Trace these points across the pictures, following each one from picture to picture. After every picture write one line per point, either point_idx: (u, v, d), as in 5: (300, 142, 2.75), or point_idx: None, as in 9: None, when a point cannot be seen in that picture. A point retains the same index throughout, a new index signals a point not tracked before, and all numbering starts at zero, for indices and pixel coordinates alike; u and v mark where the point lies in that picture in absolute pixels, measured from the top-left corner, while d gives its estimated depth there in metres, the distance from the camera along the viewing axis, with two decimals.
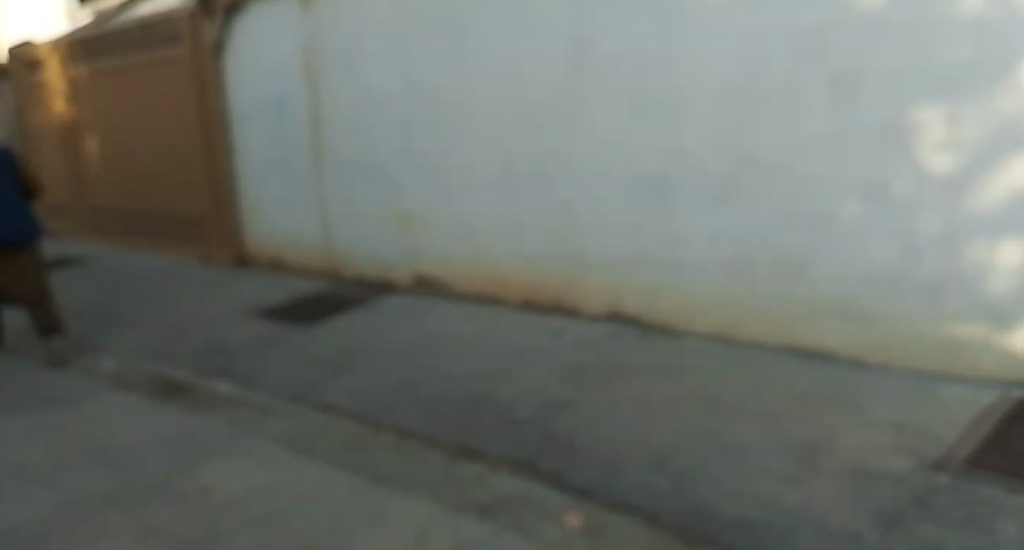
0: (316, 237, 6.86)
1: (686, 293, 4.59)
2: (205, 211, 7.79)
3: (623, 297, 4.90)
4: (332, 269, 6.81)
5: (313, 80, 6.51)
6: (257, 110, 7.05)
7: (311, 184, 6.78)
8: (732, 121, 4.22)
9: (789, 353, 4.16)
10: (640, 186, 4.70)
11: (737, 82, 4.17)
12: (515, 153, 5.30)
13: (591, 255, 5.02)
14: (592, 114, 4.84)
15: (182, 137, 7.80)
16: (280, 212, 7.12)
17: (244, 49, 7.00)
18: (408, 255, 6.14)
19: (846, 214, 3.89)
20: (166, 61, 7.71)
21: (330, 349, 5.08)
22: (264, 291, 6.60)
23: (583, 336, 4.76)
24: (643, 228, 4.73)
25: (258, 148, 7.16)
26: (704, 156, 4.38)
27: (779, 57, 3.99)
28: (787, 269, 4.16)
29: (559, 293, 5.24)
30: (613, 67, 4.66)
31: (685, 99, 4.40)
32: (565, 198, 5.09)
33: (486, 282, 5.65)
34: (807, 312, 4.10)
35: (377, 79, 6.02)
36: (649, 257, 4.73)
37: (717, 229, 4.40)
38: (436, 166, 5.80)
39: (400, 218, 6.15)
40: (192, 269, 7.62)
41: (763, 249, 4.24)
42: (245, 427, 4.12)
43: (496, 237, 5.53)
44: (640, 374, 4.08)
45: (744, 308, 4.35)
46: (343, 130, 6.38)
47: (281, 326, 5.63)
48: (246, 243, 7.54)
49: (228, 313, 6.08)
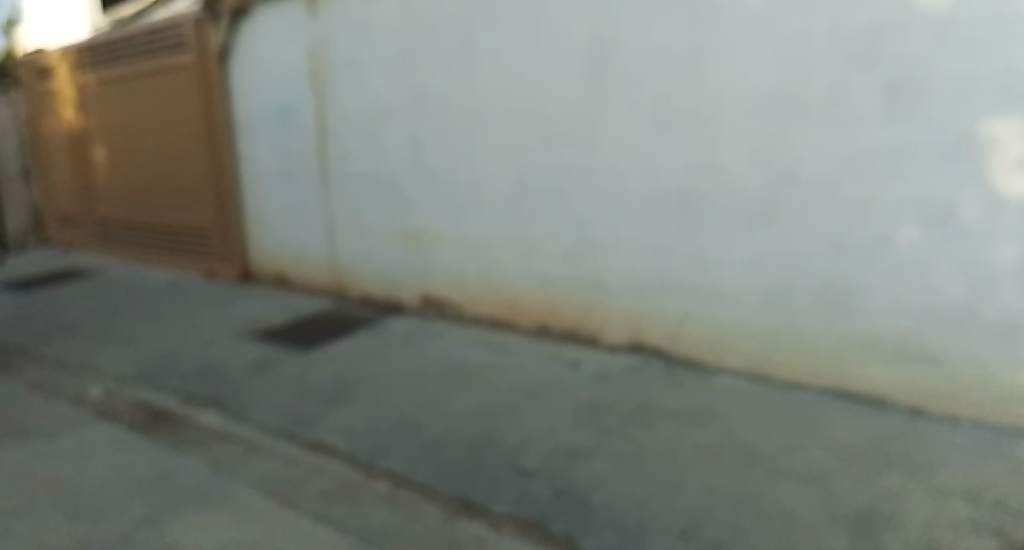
0: (322, 254, 6.48)
1: (716, 325, 4.14)
2: (208, 225, 7.45)
3: (646, 326, 4.46)
4: (338, 288, 6.42)
5: (320, 89, 6.16)
6: (264, 120, 6.71)
7: (317, 198, 6.42)
8: (771, 133, 3.78)
9: (833, 396, 3.69)
10: (666, 205, 4.25)
11: (777, 91, 3.72)
12: (530, 167, 4.88)
13: (611, 280, 4.59)
14: (614, 126, 4.41)
15: (187, 146, 7.48)
16: (285, 227, 6.77)
17: (250, 56, 6.67)
18: (416, 275, 5.74)
19: (902, 241, 3.43)
20: (171, 67, 7.39)
21: (326, 378, 4.69)
22: (265, 310, 6.24)
23: (601, 369, 4.32)
24: (669, 252, 4.28)
25: (263, 159, 6.82)
26: (738, 172, 3.93)
27: (826, 62, 3.54)
28: (833, 300, 3.69)
29: (576, 321, 4.81)
30: (637, 74, 4.24)
31: (718, 109, 3.95)
32: (583, 216, 4.66)
33: (498, 306, 5.23)
34: (855, 350, 3.63)
35: (386, 87, 5.64)
36: (676, 284, 4.29)
37: (752, 254, 3.95)
38: (446, 180, 5.41)
39: (409, 235, 5.75)
40: (194, 285, 7.29)
41: (805, 278, 3.77)
42: (227, 468, 3.72)
43: (509, 258, 5.11)
44: (664, 418, 3.63)
45: (782, 343, 3.89)
46: (351, 141, 6.01)
47: (279, 351, 5.26)
48: (251, 258, 7.19)
49: (225, 334, 5.71)
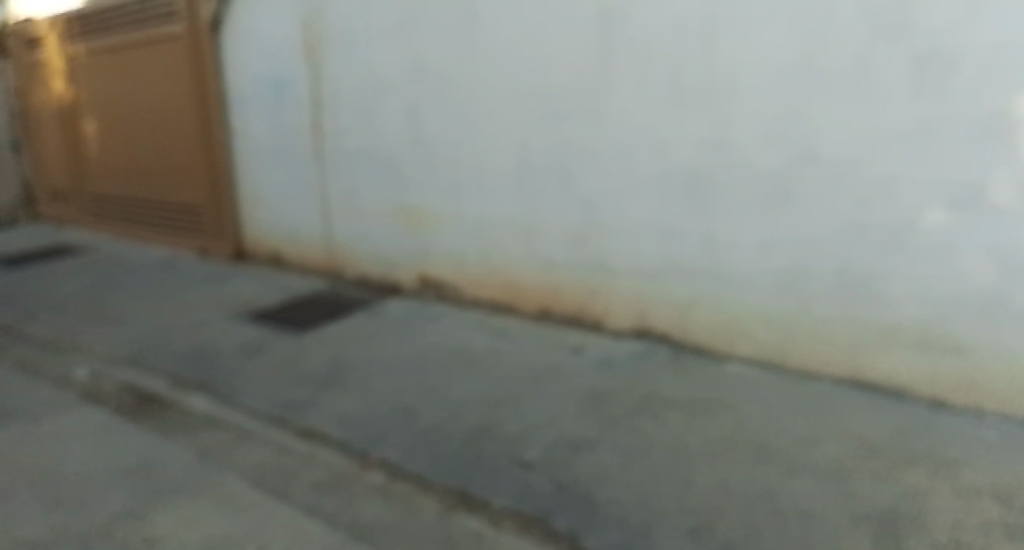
0: (317, 232, 6.30)
1: (726, 311, 3.96)
2: (201, 201, 7.25)
3: (653, 311, 4.29)
4: (333, 269, 6.24)
5: (315, 61, 5.94)
6: (257, 93, 6.49)
7: (312, 175, 6.22)
8: (789, 109, 3.59)
9: (849, 387, 3.53)
10: (676, 184, 4.07)
11: (797, 65, 3.52)
12: (533, 143, 4.68)
13: (616, 262, 4.41)
14: (622, 100, 4.20)
15: (178, 120, 7.25)
16: (279, 205, 6.57)
17: (244, 26, 6.44)
18: (414, 256, 5.56)
19: (927, 223, 3.25)
20: (161, 38, 7.14)
21: (320, 362, 4.52)
22: (258, 290, 6.06)
23: (606, 355, 4.15)
24: (679, 234, 4.10)
25: (257, 134, 6.61)
26: (752, 150, 3.74)
27: (849, 33, 3.34)
28: (850, 286, 3.52)
29: (580, 305, 4.63)
30: (647, 46, 4.03)
31: (733, 84, 3.75)
32: (589, 195, 4.47)
33: (499, 288, 5.06)
34: (874, 339, 3.47)
35: (384, 59, 5.42)
36: (684, 268, 4.11)
37: (766, 237, 3.77)
38: (446, 157, 5.21)
39: (407, 214, 5.56)
40: (186, 263, 7.10)
41: (822, 262, 3.60)
42: (214, 456, 3.56)
43: (511, 238, 4.93)
44: (672, 408, 3.47)
45: (796, 331, 3.72)
46: (348, 115, 5.80)
47: (271, 333, 5.09)
48: (244, 236, 7.00)
49: (216, 315, 5.54)
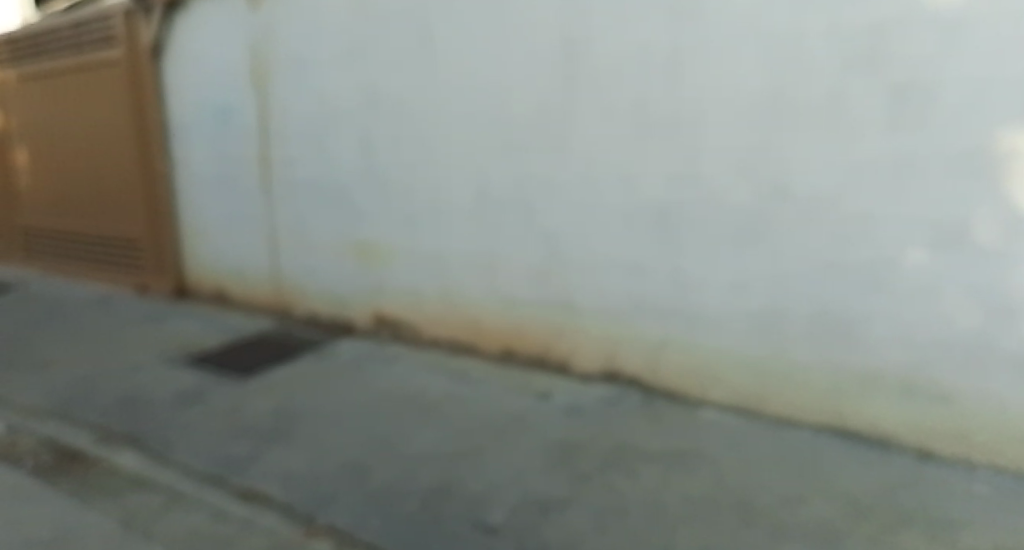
0: (265, 268, 5.95)
1: (700, 354, 3.75)
2: (137, 235, 6.83)
3: (622, 353, 4.06)
4: (281, 307, 5.89)
5: (262, 89, 5.64)
6: (201, 122, 6.16)
7: (259, 208, 5.89)
8: (762, 142, 3.41)
9: (832, 435, 3.34)
10: (644, 220, 3.86)
11: (769, 97, 3.36)
12: (494, 176, 4.45)
13: (582, 301, 4.18)
14: (586, 132, 4.00)
15: (114, 150, 6.85)
16: (224, 239, 6.22)
17: (186, 51, 6.11)
18: (369, 293, 5.26)
19: (910, 263, 3.08)
20: (97, 64, 6.75)
21: (264, 413, 4.18)
22: (200, 331, 5.68)
23: (573, 401, 3.90)
24: (648, 272, 3.89)
25: (200, 165, 6.26)
26: (724, 185, 3.56)
27: (824, 63, 3.19)
28: (830, 329, 3.33)
29: (545, 346, 4.38)
30: (612, 76, 3.85)
31: (703, 115, 3.57)
32: (553, 231, 4.24)
33: (458, 328, 4.78)
34: (856, 384, 3.28)
35: (335, 87, 5.16)
36: (654, 308, 3.89)
37: (740, 276, 3.58)
38: (401, 190, 4.95)
39: (359, 249, 5.27)
40: (123, 301, 6.67)
41: (800, 303, 3.41)
42: (141, 525, 3.20)
43: (471, 276, 4.67)
44: (646, 461, 3.23)
45: (774, 375, 3.52)
46: (297, 146, 5.51)
47: (211, 379, 4.72)
48: (186, 272, 6.61)
49: (152, 359, 5.14)
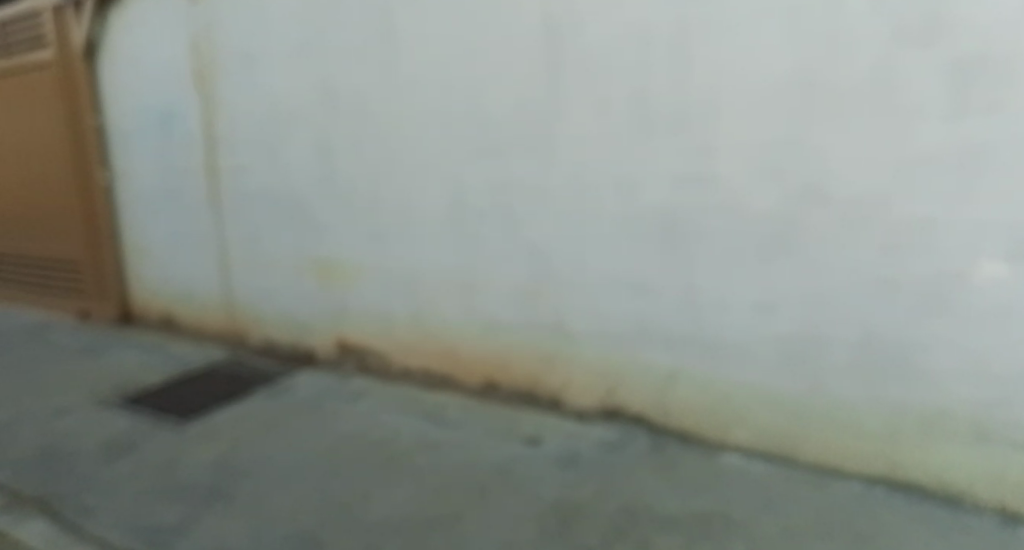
0: (216, 291, 5.30)
1: (718, 388, 3.15)
2: (76, 255, 6.15)
3: (624, 387, 3.45)
4: (235, 333, 5.24)
5: (207, 89, 5.00)
6: (141, 128, 5.50)
7: (207, 224, 5.24)
8: (788, 135, 2.82)
9: (886, 490, 2.74)
10: (647, 230, 3.25)
11: (796, 79, 2.76)
12: (468, 182, 3.83)
13: (576, 326, 3.57)
14: (574, 127, 3.39)
15: (49, 163, 6.15)
16: (171, 259, 5.56)
17: (123, 50, 5.45)
18: (330, 317, 4.62)
19: (982, 278, 2.48)
20: (27, 68, 6.05)
21: (203, 468, 3.53)
22: (142, 363, 5.01)
23: (568, 448, 3.28)
24: (653, 292, 3.28)
25: (143, 176, 5.60)
26: (742, 188, 2.96)
27: (865, 36, 2.59)
28: (879, 360, 2.73)
29: (532, 378, 3.77)
30: (604, 60, 3.24)
31: (716, 104, 2.97)
32: (539, 245, 3.63)
33: (433, 357, 4.16)
34: (915, 426, 2.68)
35: (285, 85, 4.52)
36: (661, 334, 3.29)
37: (764, 296, 2.97)
38: (363, 200, 4.31)
39: (319, 267, 4.63)
40: (62, 330, 5.98)
41: (839, 328, 2.81)
42: None
43: (445, 297, 4.04)
44: (663, 530, 2.61)
45: (810, 414, 2.92)
46: (246, 153, 4.87)
47: (147, 424, 4.07)
48: (132, 296, 5.94)
49: (82, 400, 4.48)
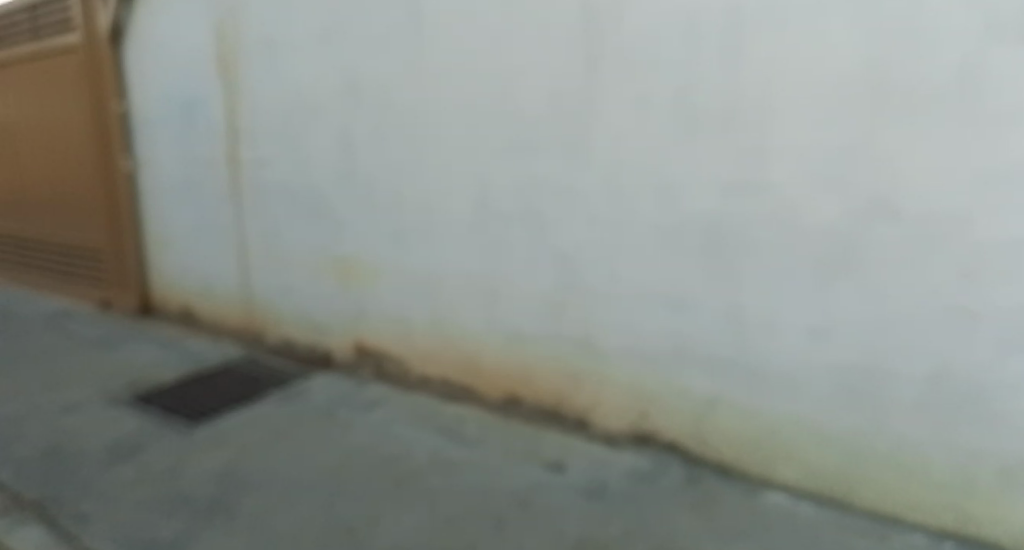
0: (234, 287, 5.12)
1: (763, 419, 2.86)
2: (98, 244, 6.03)
3: (657, 411, 3.17)
4: (253, 331, 5.06)
5: (229, 77, 4.80)
6: (165, 116, 5.34)
7: (228, 217, 5.06)
8: (853, 142, 2.51)
9: (954, 546, 2.44)
10: (688, 242, 2.96)
11: (865, 79, 2.45)
12: (495, 182, 3.57)
13: (607, 342, 3.30)
14: (612, 126, 3.11)
15: (73, 149, 6.03)
16: (191, 251, 5.39)
17: (147, 35, 5.28)
18: (349, 319, 4.41)
19: None
20: (54, 52, 5.92)
21: (207, 476, 3.32)
22: (157, 360, 4.85)
23: (596, 476, 3.02)
24: (693, 309, 2.99)
25: (165, 166, 5.44)
26: (799, 199, 2.65)
27: (948, 31, 2.27)
28: (950, 400, 2.42)
29: (557, 395, 3.51)
30: (647, 54, 2.95)
31: (771, 104, 2.67)
32: (569, 253, 3.36)
33: (454, 367, 3.92)
34: (991, 475, 2.37)
35: (309, 75, 4.31)
36: (700, 356, 3.00)
37: (819, 320, 2.67)
38: (386, 198, 4.08)
39: (339, 267, 4.42)
40: (82, 320, 5.86)
41: (905, 361, 2.50)
42: None
43: (468, 304, 3.79)
44: None
45: (869, 455, 2.62)
46: (268, 145, 4.67)
47: (154, 426, 3.88)
48: (152, 288, 5.79)
49: (92, 396, 4.31)
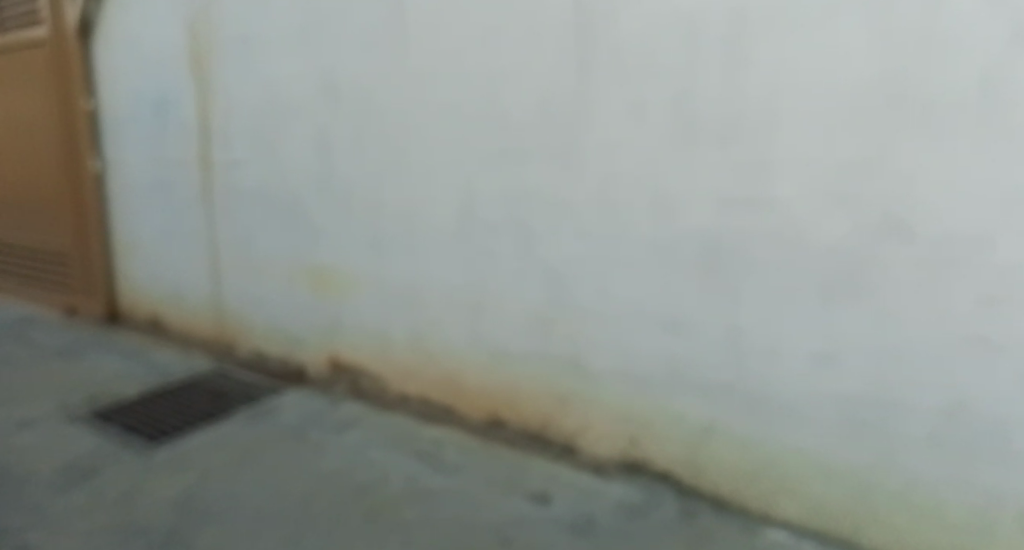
0: (205, 295, 4.88)
1: (764, 451, 2.67)
2: (64, 247, 5.77)
3: (649, 439, 2.98)
4: (223, 342, 4.82)
5: (202, 76, 4.57)
6: (135, 115, 5.09)
7: (199, 222, 4.82)
8: (864, 156, 2.32)
9: None
10: (685, 259, 2.77)
11: (879, 89, 2.27)
12: (480, 191, 3.36)
13: (596, 364, 3.10)
14: (604, 134, 2.92)
15: (40, 149, 5.76)
16: (160, 258, 5.15)
17: (117, 30, 5.04)
18: (324, 332, 4.19)
19: None
20: (21, 47, 5.66)
21: (165, 503, 3.09)
22: (121, 372, 4.60)
23: (584, 509, 2.81)
24: (689, 332, 2.80)
25: (134, 168, 5.19)
26: (805, 216, 2.47)
27: (971, 35, 2.09)
28: (968, 436, 2.24)
29: (543, 418, 3.31)
30: (643, 58, 2.76)
31: (776, 114, 2.48)
32: (557, 268, 3.16)
33: (433, 386, 3.70)
34: (1012, 520, 2.19)
35: (285, 74, 4.09)
36: (695, 381, 2.81)
37: (825, 347, 2.49)
38: (364, 206, 3.87)
39: (314, 277, 4.20)
40: (46, 327, 5.59)
41: (919, 393, 2.32)
42: None
43: (449, 320, 3.58)
44: None
45: (877, 492, 2.44)
46: (242, 147, 4.44)
47: (113, 446, 3.64)
48: (120, 295, 5.54)
49: (49, 412, 4.06)
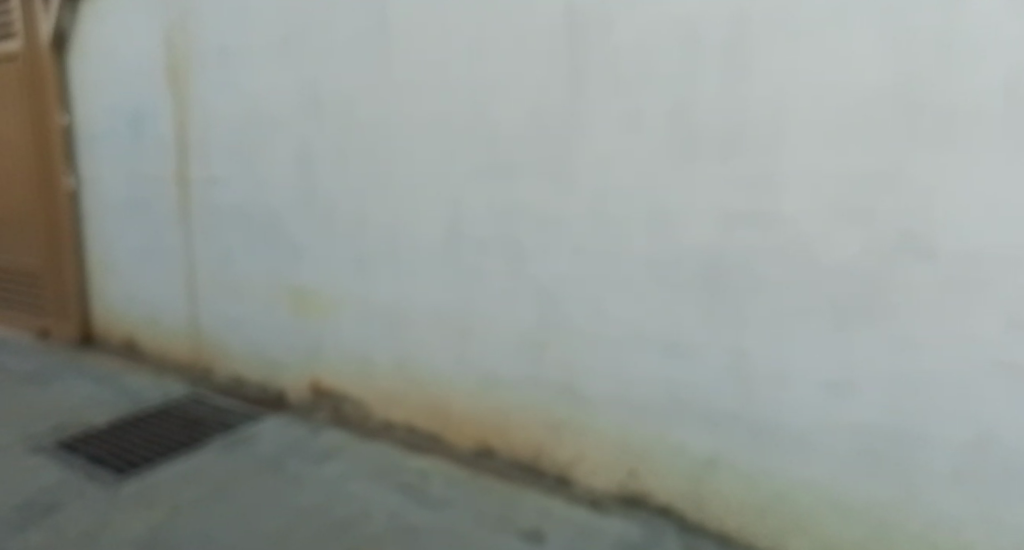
0: (182, 317, 4.67)
1: (773, 485, 2.49)
2: (37, 268, 5.55)
3: (648, 470, 2.79)
4: (201, 366, 4.61)
5: (180, 89, 4.40)
6: (111, 130, 4.90)
7: (176, 242, 4.62)
8: (879, 167, 2.16)
9: None
10: (686, 279, 2.60)
11: (894, 96, 2.11)
12: (467, 207, 3.19)
13: (591, 390, 2.92)
14: (599, 147, 2.75)
15: (13, 166, 5.56)
16: (137, 278, 4.94)
17: (93, 43, 4.86)
18: (305, 356, 3.99)
19: None
20: None
21: (128, 542, 2.87)
22: (93, 399, 4.38)
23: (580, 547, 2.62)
24: (690, 356, 2.62)
25: (110, 185, 5.00)
26: (816, 232, 2.30)
27: (993, 37, 1.94)
28: (996, 471, 2.06)
29: (535, 447, 3.12)
30: (640, 66, 2.61)
31: (783, 124, 2.32)
32: (550, 288, 2.98)
33: (420, 413, 3.51)
34: None
35: (265, 87, 3.92)
36: (698, 409, 2.63)
37: (838, 373, 2.32)
38: (347, 223, 3.69)
39: (295, 298, 4.01)
40: (18, 351, 5.36)
41: (940, 423, 2.15)
42: None
43: (436, 343, 3.40)
44: None
45: (896, 530, 2.26)
46: (220, 163, 4.26)
47: (78, 479, 3.42)
48: (96, 317, 5.32)
49: (13, 442, 3.84)
